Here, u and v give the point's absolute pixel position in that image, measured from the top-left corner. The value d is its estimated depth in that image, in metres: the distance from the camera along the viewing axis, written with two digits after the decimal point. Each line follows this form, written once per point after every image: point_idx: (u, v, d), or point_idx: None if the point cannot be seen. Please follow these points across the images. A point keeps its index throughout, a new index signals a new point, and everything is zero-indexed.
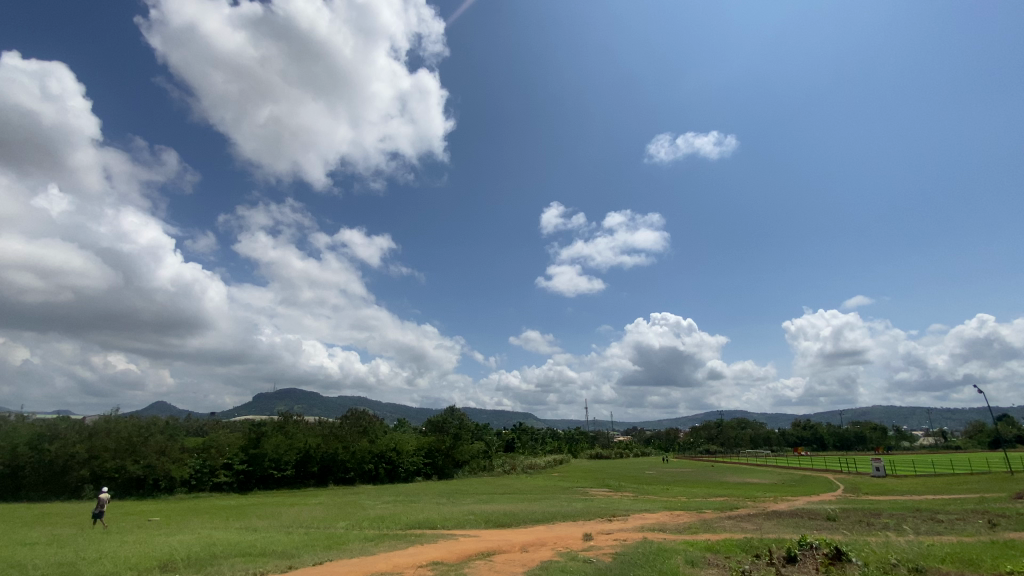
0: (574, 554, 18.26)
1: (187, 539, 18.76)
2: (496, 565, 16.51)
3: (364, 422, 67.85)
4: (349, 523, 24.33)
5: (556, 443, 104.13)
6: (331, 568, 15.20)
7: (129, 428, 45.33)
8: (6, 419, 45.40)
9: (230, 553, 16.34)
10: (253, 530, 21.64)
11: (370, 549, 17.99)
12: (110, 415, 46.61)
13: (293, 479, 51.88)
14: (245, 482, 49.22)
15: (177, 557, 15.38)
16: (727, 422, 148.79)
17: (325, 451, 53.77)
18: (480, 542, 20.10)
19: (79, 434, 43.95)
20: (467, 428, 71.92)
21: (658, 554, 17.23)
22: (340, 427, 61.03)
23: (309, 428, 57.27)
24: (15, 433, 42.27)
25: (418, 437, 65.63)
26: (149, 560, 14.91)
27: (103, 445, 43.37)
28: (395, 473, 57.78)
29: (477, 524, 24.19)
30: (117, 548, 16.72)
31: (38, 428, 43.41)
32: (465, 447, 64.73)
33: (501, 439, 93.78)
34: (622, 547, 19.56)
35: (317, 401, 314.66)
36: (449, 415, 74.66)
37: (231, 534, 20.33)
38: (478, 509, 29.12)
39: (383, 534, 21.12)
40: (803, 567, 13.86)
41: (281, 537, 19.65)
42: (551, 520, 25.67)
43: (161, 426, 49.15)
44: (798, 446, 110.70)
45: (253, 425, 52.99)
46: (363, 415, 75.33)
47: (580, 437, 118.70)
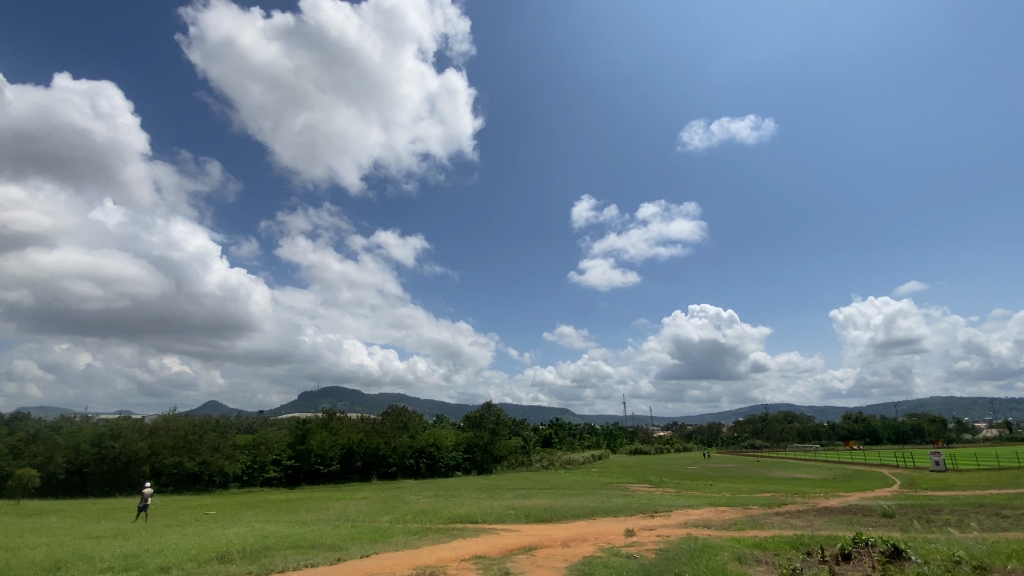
0: (617, 550, 18.03)
1: (241, 531, 19.59)
2: (538, 560, 16.53)
3: (404, 418, 69.22)
4: (393, 517, 24.85)
5: (595, 439, 103.24)
6: (377, 561, 15.54)
7: (185, 427, 47.80)
8: (74, 420, 48.78)
9: (282, 545, 16.98)
10: (302, 523, 22.36)
11: (414, 542, 18.33)
12: (167, 415, 49.29)
13: (338, 474, 53.51)
14: (293, 477, 51.21)
15: (233, 548, 16.09)
16: (773, 415, 144.07)
17: (368, 446, 55.25)
18: (521, 537, 20.15)
19: (139, 433, 46.65)
20: (504, 423, 72.41)
21: (704, 551, 16.81)
22: (381, 423, 62.44)
23: (352, 423, 58.88)
24: (83, 433, 45.26)
25: (456, 432, 66.42)
26: (207, 551, 15.69)
27: (162, 443, 45.91)
28: (435, 468, 58.77)
29: (518, 519, 24.26)
30: (178, 541, 17.65)
31: (103, 427, 46.34)
32: (503, 442, 65.13)
33: (539, 434, 93.84)
34: (666, 543, 19.20)
35: (358, 398, 324.60)
36: (487, 412, 75.11)
37: (282, 527, 21.14)
38: (518, 504, 29.19)
39: (426, 528, 21.46)
40: (858, 565, 13.24)
41: (329, 530, 20.22)
42: (592, 515, 25.47)
43: (214, 424, 51.59)
44: (849, 440, 105.85)
45: (299, 422, 55.04)
46: (403, 411, 76.95)
47: (619, 432, 117.23)
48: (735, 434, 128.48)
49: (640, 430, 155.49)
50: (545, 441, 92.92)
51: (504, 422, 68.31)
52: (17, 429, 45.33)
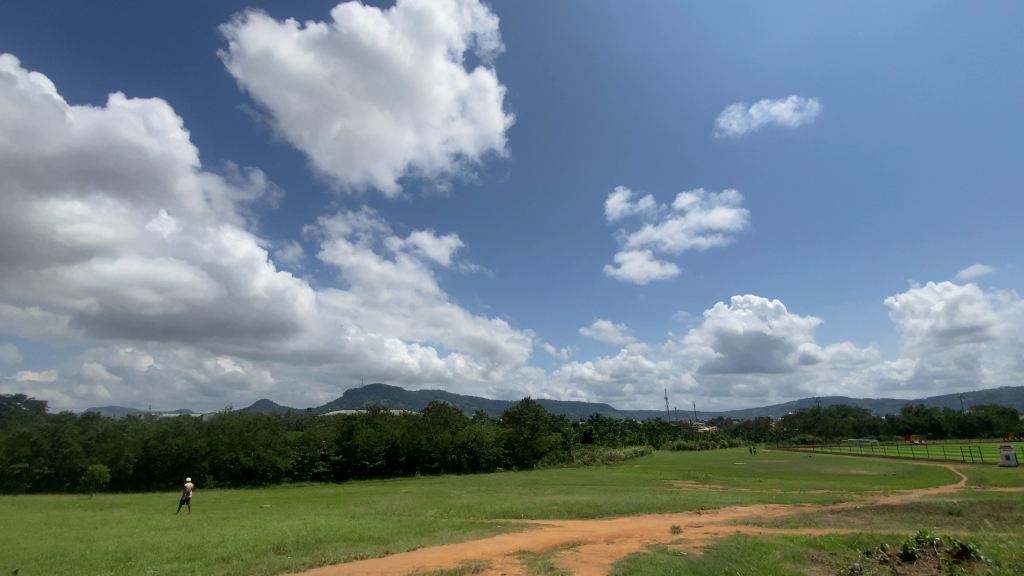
0: (663, 547, 17.64)
1: (295, 524, 20.35)
2: (582, 556, 16.40)
3: (445, 414, 70.20)
4: (438, 511, 25.25)
5: (636, 435, 101.63)
6: (424, 554, 15.83)
7: (239, 424, 50.10)
8: (139, 418, 51.90)
9: (333, 538, 17.55)
10: (351, 517, 23.03)
11: (458, 536, 18.56)
12: (223, 413, 51.77)
13: (383, 469, 54.99)
14: (341, 472, 53.00)
15: (288, 540, 16.74)
16: (825, 409, 138.00)
17: (410, 441, 56.43)
18: (565, 533, 20.06)
19: (198, 430, 49.23)
20: (544, 419, 72.31)
21: (755, 549, 16.25)
22: (422, 419, 63.55)
23: (395, 420, 60.19)
24: (147, 431, 48.19)
25: (496, 428, 66.81)
26: (265, 543, 16.39)
27: (219, 440, 48.32)
28: (477, 463, 59.48)
29: (561, 514, 24.21)
30: (237, 532, 18.56)
31: (165, 425, 49.16)
32: (543, 438, 65.07)
33: (579, 430, 93.23)
34: (714, 540, 18.64)
35: (400, 395, 331.67)
36: (527, 408, 75.09)
37: (333, 520, 21.85)
38: (560, 500, 29.14)
39: (469, 523, 21.71)
40: (922, 566, 12.45)
41: (376, 524, 20.71)
42: (636, 512, 25.06)
43: (266, 421, 53.84)
44: (910, 434, 99.88)
45: (345, 419, 56.77)
46: (444, 407, 78.02)
47: (661, 428, 114.95)
48: (784, 429, 123.65)
49: (683, 426, 152.65)
50: (586, 438, 92.21)
51: (543, 417, 68.08)
52: (89, 427, 48.61)
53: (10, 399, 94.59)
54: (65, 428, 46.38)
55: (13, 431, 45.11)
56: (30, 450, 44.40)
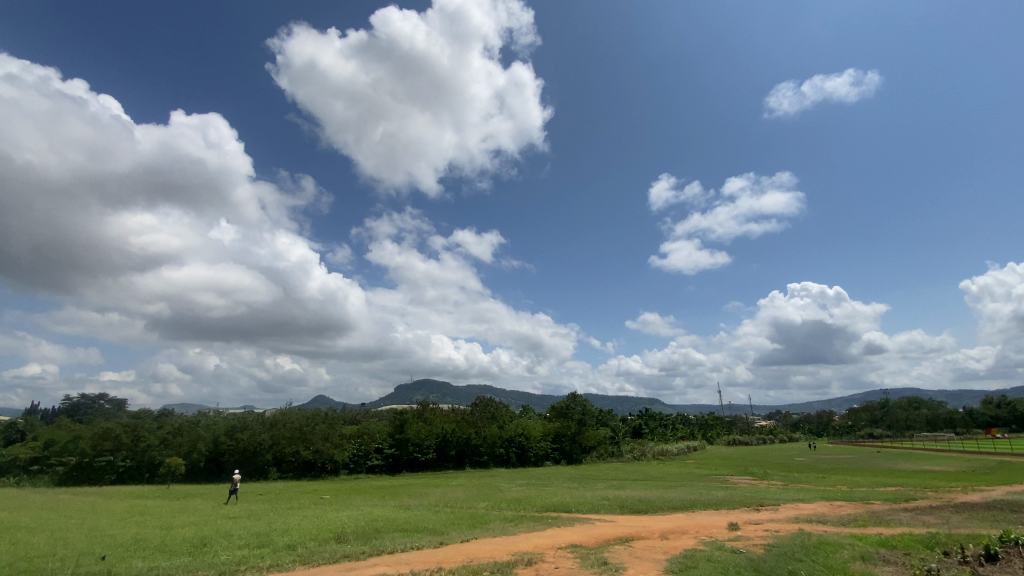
0: (721, 544, 17.06)
1: (354, 514, 21.12)
2: (636, 551, 16.14)
3: (492, 408, 70.76)
4: (489, 504, 25.49)
5: (688, 430, 98.87)
6: (477, 545, 16.05)
7: (299, 420, 52.61)
8: (208, 414, 55.30)
9: (390, 528, 18.09)
10: (405, 508, 23.65)
11: (510, 529, 18.72)
12: (284, 409, 54.47)
13: (434, 462, 56.26)
14: (394, 465, 54.59)
15: (347, 530, 17.43)
16: (894, 401, 129.19)
17: (460, 435, 57.42)
18: (618, 527, 19.80)
19: (262, 425, 52.00)
20: (591, 413, 71.50)
21: (820, 548, 15.46)
22: (471, 414, 64.51)
23: (444, 414, 61.31)
24: (217, 426, 51.43)
25: (544, 423, 66.86)
26: (326, 532, 17.14)
27: (280, 434, 50.96)
28: (526, 457, 59.80)
29: (612, 509, 23.92)
30: (300, 521, 19.47)
31: (232, 420, 52.25)
32: (592, 433, 64.51)
33: (629, 424, 91.96)
34: (777, 538, 17.89)
35: (448, 390, 338.24)
36: (573, 402, 74.17)
37: (389, 511, 22.49)
38: (612, 495, 28.78)
39: (521, 516, 21.84)
40: (1008, 568, 11.45)
41: (430, 515, 21.15)
42: (690, 508, 24.39)
43: (323, 416, 56.30)
44: (991, 428, 91.88)
45: (397, 413, 58.51)
46: (491, 402, 78.81)
47: (714, 422, 111.27)
48: (849, 424, 116.96)
49: (738, 420, 146.98)
50: (635, 432, 90.74)
51: (591, 412, 67.30)
52: (166, 422, 52.32)
53: (94, 399, 103.11)
54: (143, 424, 50.15)
55: (100, 426, 49.31)
56: (114, 444, 48.34)
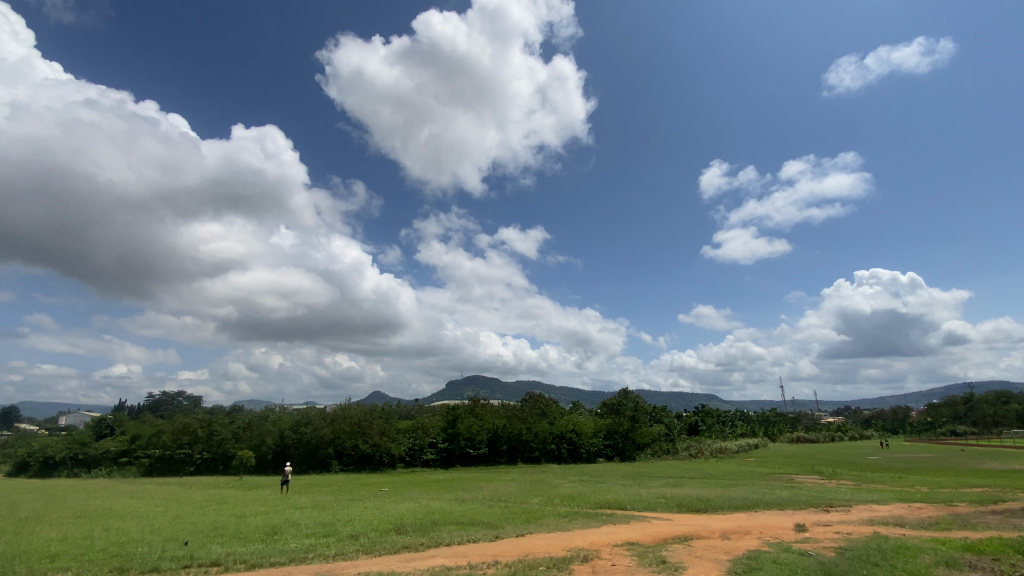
0: (787, 546, 16.26)
1: (411, 507, 21.70)
2: (696, 551, 15.63)
3: (542, 404, 70.71)
4: (542, 500, 25.51)
5: (748, 427, 94.93)
6: (532, 541, 16.07)
7: (358, 415, 54.71)
8: (274, 410, 58.39)
9: (447, 520, 18.49)
10: (460, 502, 24.07)
11: (564, 525, 18.63)
12: (343, 404, 56.75)
13: (487, 457, 57.01)
14: (447, 459, 55.85)
15: (406, 521, 17.94)
16: (981, 396, 118.03)
17: (511, 431, 57.88)
18: (676, 526, 19.31)
19: (324, 420, 54.50)
20: (644, 410, 68.93)
21: (897, 552, 14.40)
22: (521, 409, 64.77)
23: (495, 409, 61.89)
24: (283, 421, 54.33)
25: (595, 419, 66.15)
26: (386, 523, 17.73)
27: (341, 429, 53.19)
28: (577, 454, 59.46)
29: (669, 508, 23.30)
30: (362, 513, 20.23)
31: (296, 415, 54.98)
32: (645, 429, 63.17)
33: (683, 421, 89.51)
34: (849, 541, 16.87)
35: (499, 386, 341.62)
36: (623, 398, 69.38)
37: (444, 504, 23.01)
38: (668, 493, 28.17)
39: (574, 512, 21.74)
40: None
41: (484, 510, 21.40)
42: (753, 508, 23.39)
43: (380, 411, 58.29)
44: None
45: (450, 408, 59.64)
46: (542, 398, 78.82)
47: (776, 418, 106.25)
48: (928, 420, 108.28)
49: (802, 417, 139.46)
50: (691, 429, 88.16)
51: (644, 408, 65.81)
52: (237, 418, 55.73)
53: (173, 396, 111.58)
54: (217, 419, 53.75)
55: (179, 421, 53.32)
56: (191, 438, 52.21)
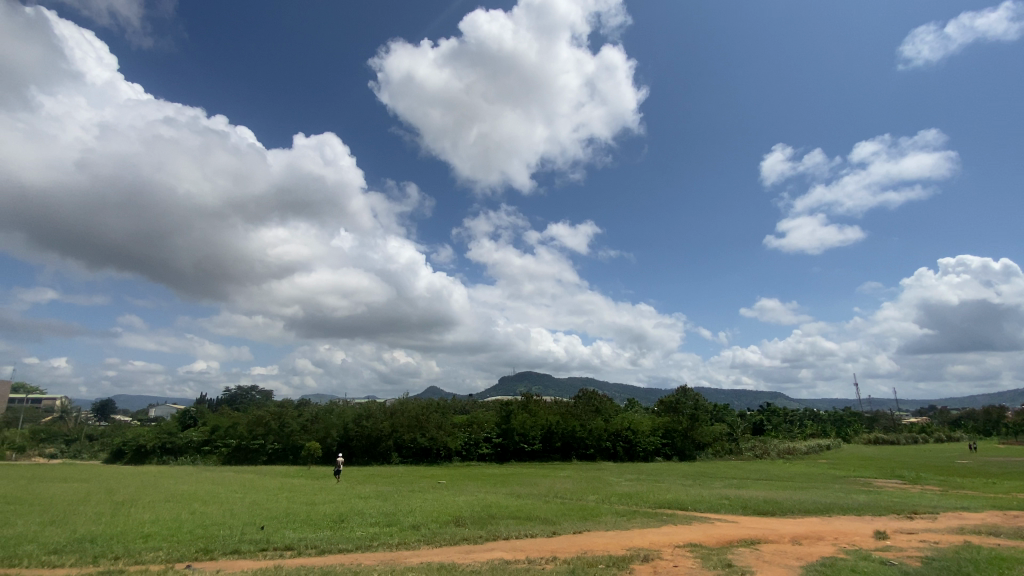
0: (866, 554, 15.12)
1: (469, 500, 22.10)
2: (764, 555, 14.88)
3: (596, 402, 69.85)
4: (599, 497, 25.21)
5: (818, 427, 89.45)
6: (590, 538, 15.90)
7: (415, 409, 56.39)
8: (338, 403, 61.16)
9: (504, 514, 18.65)
10: (516, 496, 24.23)
11: (623, 523, 18.31)
12: (402, 399, 58.62)
13: (541, 453, 57.08)
14: (502, 454, 56.42)
15: (464, 514, 18.23)
16: None
17: (565, 427, 57.56)
18: (742, 529, 18.47)
19: (384, 413, 56.59)
20: (704, 408, 66.50)
21: (993, 563, 13.09)
22: (576, 406, 64.29)
23: (549, 405, 61.76)
24: (346, 414, 56.85)
25: (652, 417, 64.56)
26: (445, 515, 18.10)
27: (399, 422, 55.02)
28: (634, 452, 58.27)
29: (733, 509, 22.36)
30: (422, 504, 20.79)
31: (359, 409, 57.41)
32: (705, 428, 60.98)
33: (747, 421, 85.65)
34: (937, 550, 15.46)
35: (551, 383, 341.17)
36: (682, 396, 66.92)
37: (501, 498, 23.24)
38: (732, 494, 27.05)
39: (633, 511, 21.28)
40: None
41: (541, 505, 21.43)
42: (827, 512, 22.00)
43: (436, 405, 59.75)
44: None
45: (503, 403, 60.23)
46: (596, 395, 77.91)
47: (851, 418, 99.33)
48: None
49: (880, 416, 129.71)
50: (756, 428, 84.23)
51: (704, 406, 63.45)
52: (304, 411, 58.87)
53: (248, 390, 119.32)
54: (287, 412, 57.11)
55: (253, 414, 57.12)
56: (265, 429, 55.81)
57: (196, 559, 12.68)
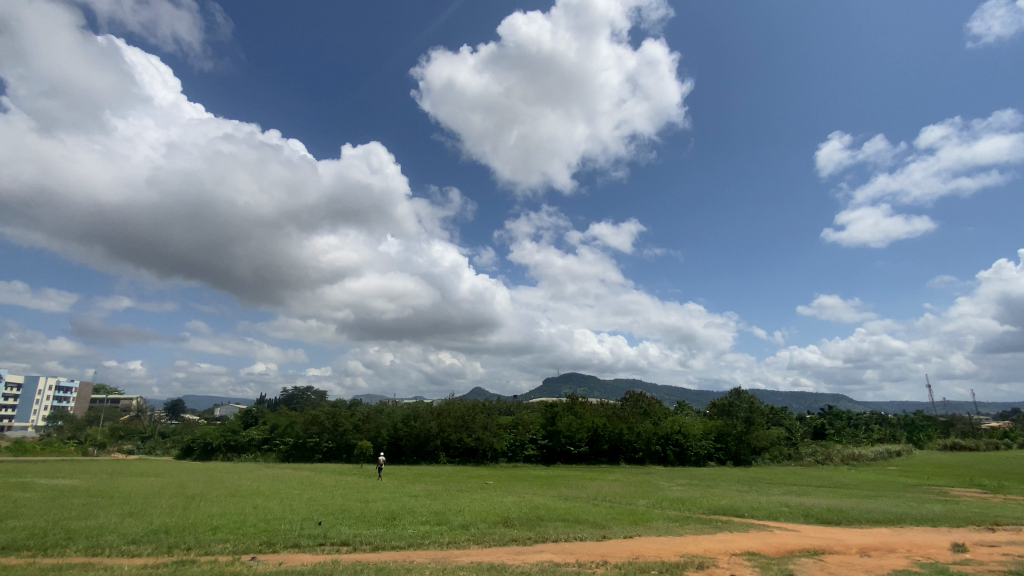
0: (944, 568, 13.98)
1: (517, 501, 22.15)
2: (830, 567, 14.04)
3: (644, 404, 68.34)
4: (650, 502, 24.64)
5: (887, 431, 83.72)
6: (641, 543, 15.53)
7: (461, 410, 57.11)
8: (387, 404, 62.82)
9: (552, 517, 18.51)
10: (564, 499, 24.05)
11: (675, 529, 17.79)
12: (448, 399, 59.51)
13: (589, 456, 56.47)
14: (548, 455, 56.30)
15: (513, 515, 18.25)
16: None
17: (613, 430, 56.58)
18: (803, 538, 17.51)
19: (431, 413, 57.63)
20: (760, 411, 63.49)
21: None
22: (623, 408, 63.17)
23: (595, 408, 60.83)
24: (395, 414, 58.34)
25: (703, 420, 62.44)
26: (494, 515, 18.18)
27: (446, 422, 55.91)
28: (685, 456, 56.55)
29: (794, 518, 21.27)
30: (470, 503, 21.04)
31: (407, 409, 58.75)
32: (762, 432, 58.33)
33: (807, 425, 81.26)
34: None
35: (597, 384, 337.15)
36: (735, 398, 64.45)
37: (549, 500, 23.15)
38: (791, 501, 25.72)
39: (686, 516, 20.66)
40: None
41: (589, 508, 21.15)
42: (897, 522, 20.51)
43: (482, 406, 60.25)
44: None
45: (549, 405, 59.94)
46: (644, 397, 76.23)
47: (924, 422, 92.19)
48: None
49: (958, 419, 119.78)
50: (817, 433, 79.83)
51: (759, 409, 60.66)
52: (356, 410, 60.86)
53: (303, 390, 124.70)
54: (339, 411, 59.25)
55: (308, 413, 59.64)
56: (319, 428, 58.14)
57: (260, 551, 13.38)
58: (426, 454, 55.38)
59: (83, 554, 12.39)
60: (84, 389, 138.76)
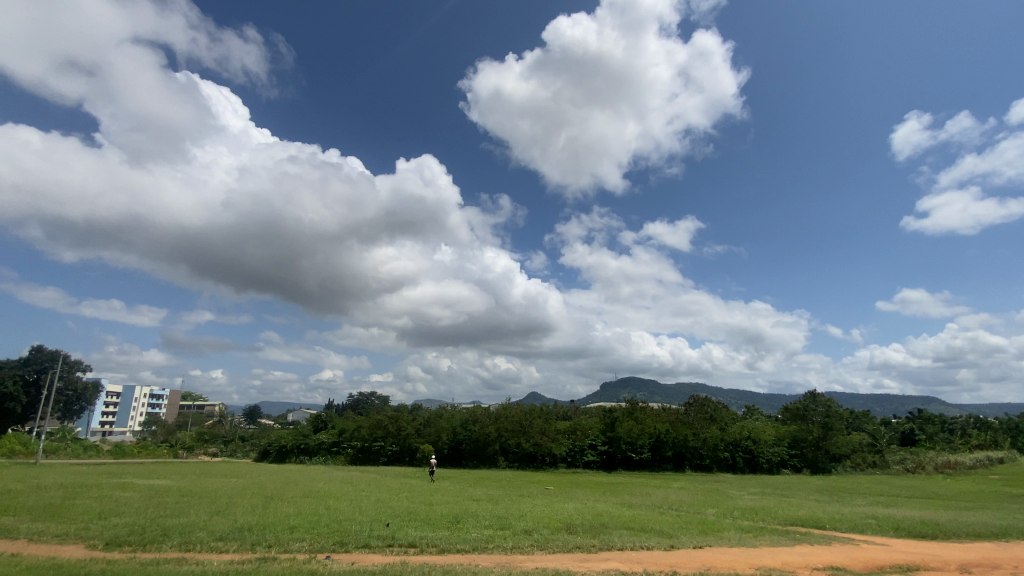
0: None
1: (580, 507, 21.84)
2: None
3: (709, 408, 65.55)
4: (719, 510, 23.58)
5: (989, 437, 75.59)
6: (713, 554, 14.84)
7: (519, 414, 57.24)
8: (447, 408, 64.04)
9: (616, 524, 18.12)
10: (628, 506, 23.45)
11: (749, 540, 16.87)
12: (506, 404, 59.83)
13: (652, 462, 54.89)
14: (609, 461, 55.31)
15: (576, 521, 18.02)
16: None
17: (676, 436, 54.58)
18: (893, 553, 16.02)
19: (489, 418, 58.16)
20: (838, 416, 59.02)
21: None
22: (686, 413, 60.86)
23: (657, 413, 58.98)
24: (455, 418, 59.39)
25: (775, 425, 58.95)
26: (557, 521, 18.01)
27: (505, 427, 56.25)
28: (756, 464, 53.74)
29: (881, 530, 19.58)
30: (531, 509, 20.95)
31: (466, 414, 59.56)
32: (841, 438, 54.37)
33: (894, 430, 74.89)
34: None
35: (655, 387, 328.08)
36: (810, 401, 60.42)
37: (612, 507, 22.68)
38: (878, 513, 23.70)
39: (759, 527, 19.49)
40: None
41: (655, 516, 20.49)
42: (1003, 536, 18.38)
43: (540, 411, 60.07)
44: None
45: (608, 409, 58.86)
46: (709, 401, 73.17)
47: None
48: None
49: None
50: (905, 438, 73.45)
51: (838, 413, 56.46)
52: (417, 415, 62.54)
53: (367, 396, 129.73)
54: (402, 417, 61.04)
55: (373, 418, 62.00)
56: (383, 432, 60.19)
57: (334, 550, 13.94)
58: (485, 458, 56.03)
59: (178, 549, 13.40)
60: (173, 396, 151.59)
